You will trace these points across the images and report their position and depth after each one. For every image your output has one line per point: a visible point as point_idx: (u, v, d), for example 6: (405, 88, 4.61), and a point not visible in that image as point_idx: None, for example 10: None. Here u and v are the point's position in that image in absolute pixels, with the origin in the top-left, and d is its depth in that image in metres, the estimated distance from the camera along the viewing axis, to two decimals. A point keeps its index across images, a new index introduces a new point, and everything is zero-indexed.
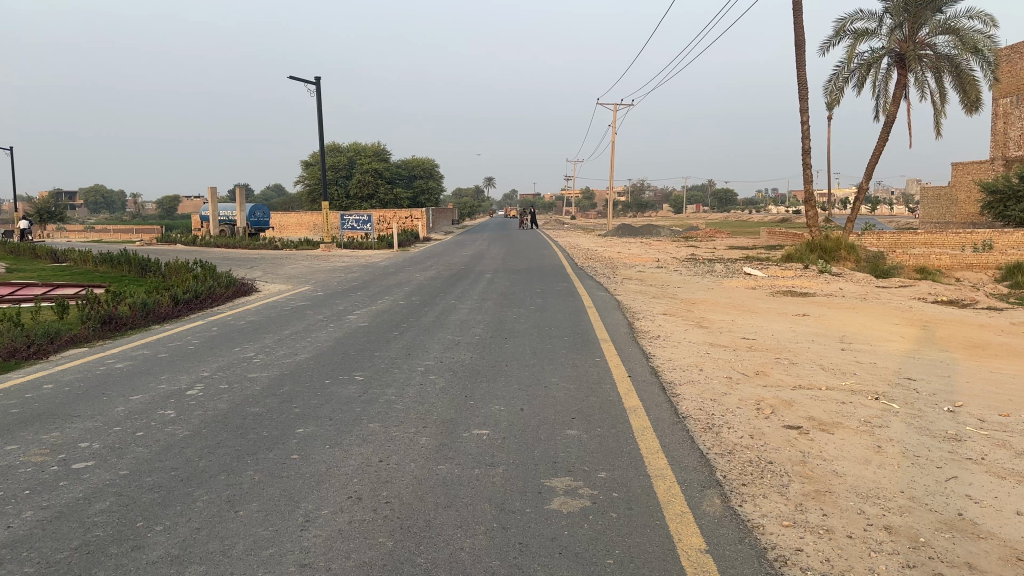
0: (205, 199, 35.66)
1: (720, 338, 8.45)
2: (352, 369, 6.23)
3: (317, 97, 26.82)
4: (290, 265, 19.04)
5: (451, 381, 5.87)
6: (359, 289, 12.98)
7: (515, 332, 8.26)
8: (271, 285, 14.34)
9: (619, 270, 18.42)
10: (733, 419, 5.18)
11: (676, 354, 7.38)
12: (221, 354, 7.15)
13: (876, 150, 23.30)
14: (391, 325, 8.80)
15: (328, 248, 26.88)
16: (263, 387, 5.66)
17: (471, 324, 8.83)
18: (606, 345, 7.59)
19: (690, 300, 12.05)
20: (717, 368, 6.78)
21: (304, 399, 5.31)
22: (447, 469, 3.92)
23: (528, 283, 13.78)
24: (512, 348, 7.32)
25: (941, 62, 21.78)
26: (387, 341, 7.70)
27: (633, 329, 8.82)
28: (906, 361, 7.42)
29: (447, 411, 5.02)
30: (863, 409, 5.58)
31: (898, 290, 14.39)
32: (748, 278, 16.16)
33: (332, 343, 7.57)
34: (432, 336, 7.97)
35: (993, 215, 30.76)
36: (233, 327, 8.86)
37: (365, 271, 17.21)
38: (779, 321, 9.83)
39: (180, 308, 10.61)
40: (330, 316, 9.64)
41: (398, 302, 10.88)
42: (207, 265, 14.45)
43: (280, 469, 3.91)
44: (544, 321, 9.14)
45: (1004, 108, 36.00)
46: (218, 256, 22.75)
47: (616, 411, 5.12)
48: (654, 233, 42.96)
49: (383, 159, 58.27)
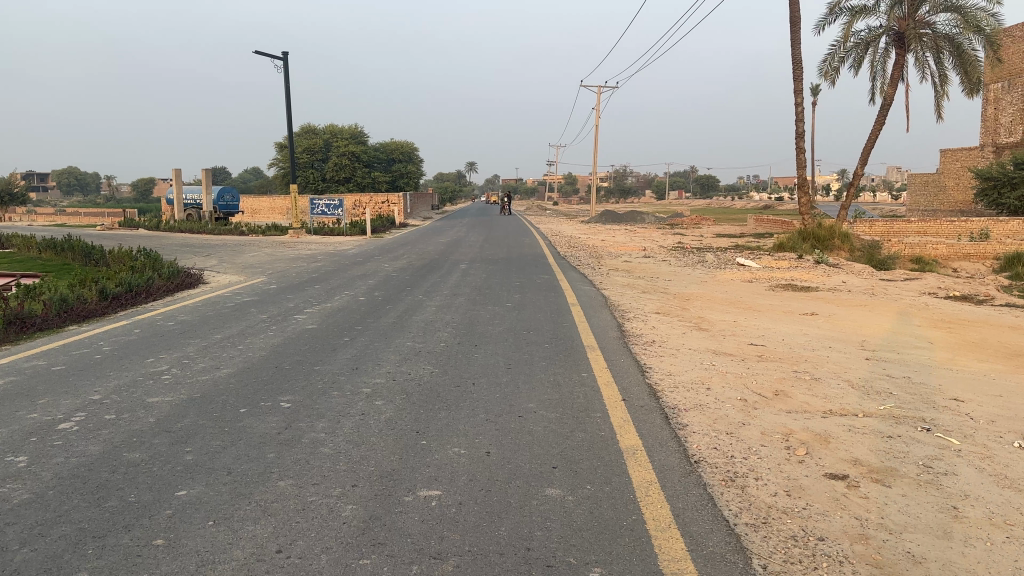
0: (170, 181, 34.04)
1: (724, 344, 7.27)
2: (279, 393, 4.99)
3: (284, 73, 25.30)
4: (251, 254, 17.72)
5: (401, 409, 4.66)
6: (317, 282, 11.67)
7: (487, 338, 7.06)
8: (223, 277, 13.07)
9: (603, 260, 17.21)
10: (760, 466, 4.02)
11: (676, 367, 6.21)
12: (123, 370, 5.84)
13: (871, 134, 22.29)
14: (343, 327, 7.54)
15: (297, 235, 25.51)
16: (156, 422, 4.43)
17: (437, 327, 7.61)
18: (592, 354, 6.40)
19: (683, 296, 10.86)
20: (727, 386, 5.61)
21: (203, 440, 4.08)
22: (373, 567, 2.72)
23: (507, 275, 12.57)
24: (482, 361, 6.11)
25: (941, 42, 20.80)
26: (334, 349, 6.46)
27: (623, 332, 7.65)
28: (947, 375, 6.26)
29: (389, 457, 3.81)
30: (918, 447, 4.42)
31: (904, 284, 13.32)
32: (741, 269, 15.13)
33: (266, 353, 6.29)
34: (388, 343, 6.75)
35: (987, 203, 29.84)
36: (157, 332, 7.55)
37: (329, 260, 15.86)
38: (785, 321, 8.70)
39: (107, 305, 9.27)
40: (274, 316, 8.34)
41: (357, 298, 9.60)
42: (152, 254, 13.11)
43: (126, 569, 2.71)
44: (521, 323, 7.92)
45: (995, 94, 35.19)
46: (174, 243, 21.25)
47: (611, 456, 3.95)
48: (638, 221, 41.79)
49: (360, 142, 56.68)
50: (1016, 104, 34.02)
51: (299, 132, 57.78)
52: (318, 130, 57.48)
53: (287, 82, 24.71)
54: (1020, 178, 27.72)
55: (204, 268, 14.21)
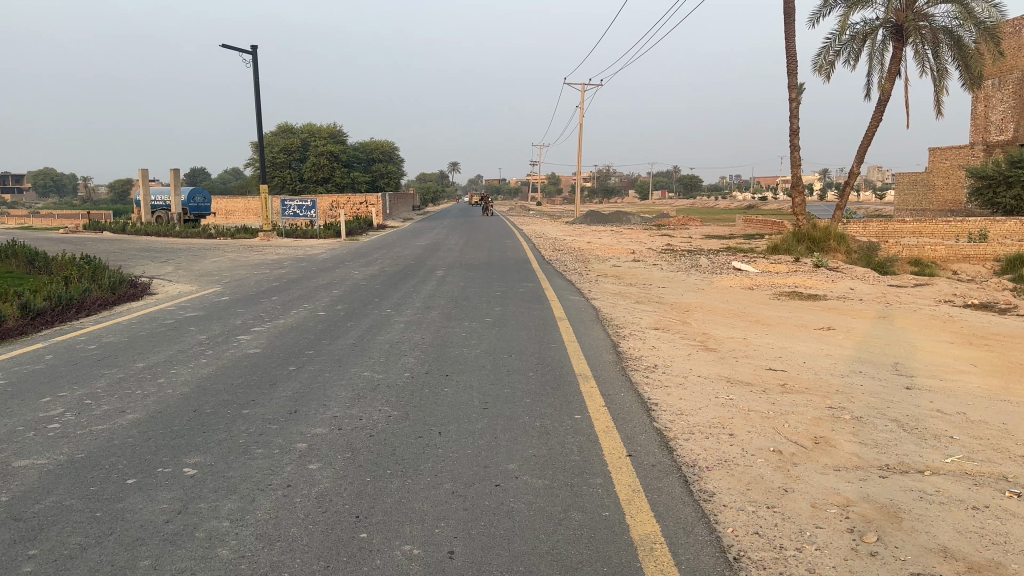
0: (138, 182, 32.65)
1: (738, 369, 6.21)
2: (185, 454, 3.89)
3: (254, 68, 24.02)
4: (211, 259, 16.52)
5: (342, 477, 3.56)
6: (276, 292, 10.54)
7: (460, 365, 5.94)
8: (173, 286, 11.85)
9: (591, 264, 16.19)
10: (821, 563, 2.94)
11: (687, 403, 5.14)
12: (3, 416, 4.68)
13: (867, 131, 21.44)
14: (290, 351, 6.41)
15: (267, 238, 24.27)
16: (8, 503, 3.30)
17: (403, 351, 6.49)
18: (586, 387, 5.32)
19: (682, 307, 9.81)
20: (755, 431, 4.55)
21: (60, 538, 2.97)
22: None
23: (486, 283, 11.48)
24: (452, 398, 4.99)
25: (939, 35, 19.92)
26: (273, 382, 5.33)
27: (620, 354, 6.58)
28: (1008, 411, 5.23)
29: (311, 566, 2.72)
30: (1018, 525, 3.35)
31: (914, 290, 12.38)
32: (739, 275, 14.15)
33: (187, 391, 5.15)
34: (341, 373, 5.61)
35: (981, 202, 29.12)
36: (70, 359, 6.37)
37: (295, 266, 14.71)
38: (800, 338, 7.68)
39: (27, 322, 8.05)
40: (213, 338, 7.16)
41: (316, 313, 8.45)
42: (97, 260, 11.88)
43: None
44: (502, 345, 6.81)
45: (985, 91, 34.51)
46: (135, 248, 19.98)
47: (619, 556, 2.87)
48: (624, 222, 40.78)
49: (339, 141, 55.44)
50: (1007, 101, 33.36)
51: (276, 131, 56.30)
52: (296, 130, 55.96)
53: (256, 77, 23.44)
54: (1015, 177, 26.99)
55: (156, 276, 13.00)
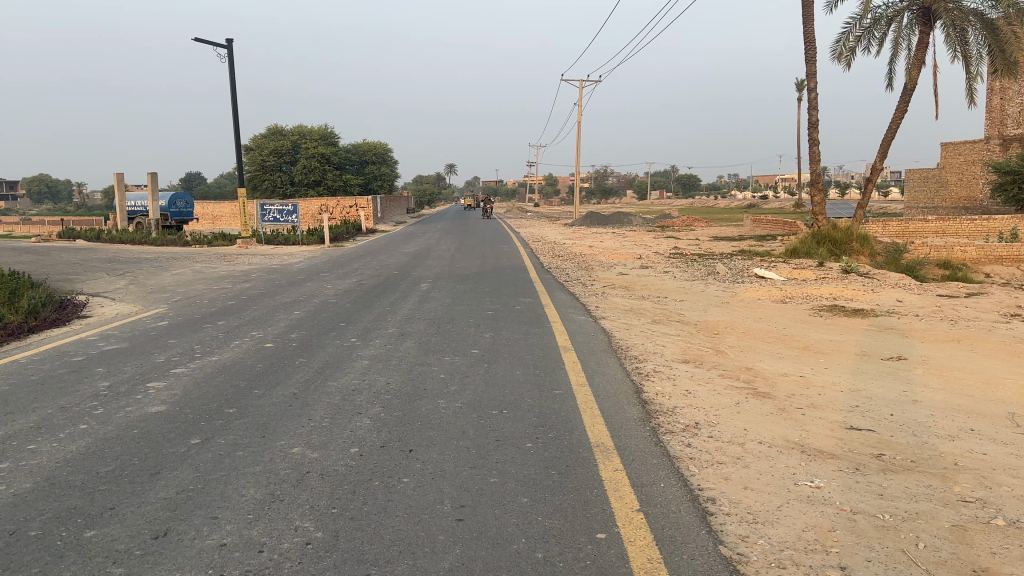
0: (116, 187, 30.95)
1: (810, 429, 4.58)
2: None
3: (228, 65, 22.40)
4: (173, 271, 14.89)
5: None
6: (228, 314, 8.89)
7: (429, 432, 4.29)
8: (111, 306, 10.19)
9: (595, 272, 14.54)
10: None
11: (758, 497, 3.49)
12: None
13: (890, 123, 19.82)
14: (207, 409, 4.75)
15: (244, 247, 22.61)
16: None
17: (357, 406, 4.84)
18: (607, 473, 3.69)
19: (710, 329, 8.15)
20: (880, 562, 2.91)
21: None
22: None
23: (476, 299, 9.83)
24: (412, 498, 3.34)
25: (968, 18, 18.30)
26: (157, 472, 3.68)
27: (647, 407, 4.94)
28: None
29: None
30: None
31: (970, 301, 10.70)
32: (763, 284, 12.52)
33: (23, 490, 3.50)
34: (261, 451, 3.95)
35: (1004, 199, 27.41)
36: None
37: (262, 278, 13.10)
38: (869, 375, 6.02)
39: None
40: (117, 387, 5.49)
41: (261, 346, 6.78)
42: (24, 277, 10.28)
43: None
44: (491, 394, 5.15)
45: (1001, 83, 32.68)
46: (98, 259, 18.42)
47: None
48: (625, 223, 39.10)
49: (331, 142, 53.92)
50: None
51: (266, 133, 54.44)
52: (286, 132, 54.08)
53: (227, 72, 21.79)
54: None
55: (99, 293, 11.38)
